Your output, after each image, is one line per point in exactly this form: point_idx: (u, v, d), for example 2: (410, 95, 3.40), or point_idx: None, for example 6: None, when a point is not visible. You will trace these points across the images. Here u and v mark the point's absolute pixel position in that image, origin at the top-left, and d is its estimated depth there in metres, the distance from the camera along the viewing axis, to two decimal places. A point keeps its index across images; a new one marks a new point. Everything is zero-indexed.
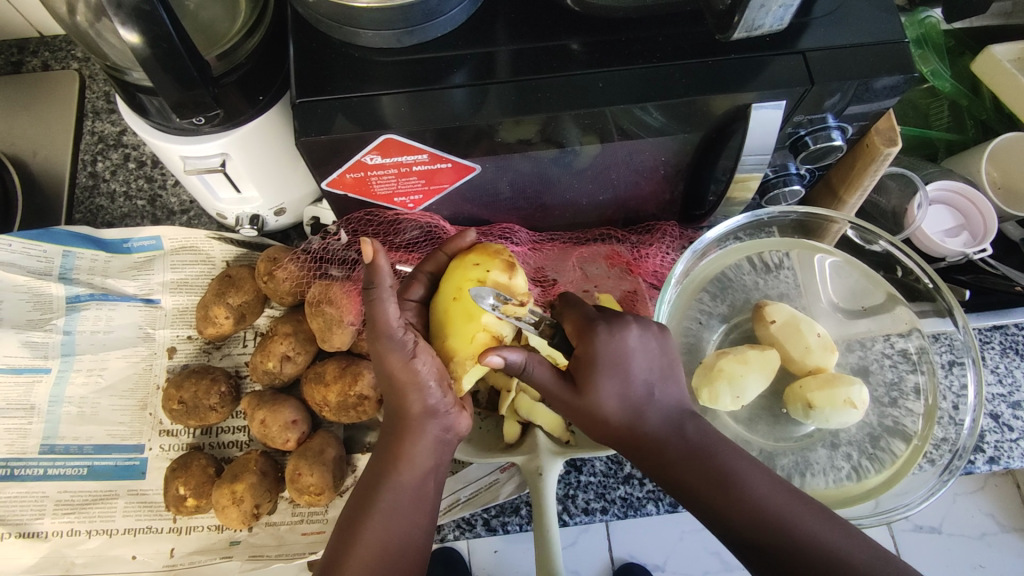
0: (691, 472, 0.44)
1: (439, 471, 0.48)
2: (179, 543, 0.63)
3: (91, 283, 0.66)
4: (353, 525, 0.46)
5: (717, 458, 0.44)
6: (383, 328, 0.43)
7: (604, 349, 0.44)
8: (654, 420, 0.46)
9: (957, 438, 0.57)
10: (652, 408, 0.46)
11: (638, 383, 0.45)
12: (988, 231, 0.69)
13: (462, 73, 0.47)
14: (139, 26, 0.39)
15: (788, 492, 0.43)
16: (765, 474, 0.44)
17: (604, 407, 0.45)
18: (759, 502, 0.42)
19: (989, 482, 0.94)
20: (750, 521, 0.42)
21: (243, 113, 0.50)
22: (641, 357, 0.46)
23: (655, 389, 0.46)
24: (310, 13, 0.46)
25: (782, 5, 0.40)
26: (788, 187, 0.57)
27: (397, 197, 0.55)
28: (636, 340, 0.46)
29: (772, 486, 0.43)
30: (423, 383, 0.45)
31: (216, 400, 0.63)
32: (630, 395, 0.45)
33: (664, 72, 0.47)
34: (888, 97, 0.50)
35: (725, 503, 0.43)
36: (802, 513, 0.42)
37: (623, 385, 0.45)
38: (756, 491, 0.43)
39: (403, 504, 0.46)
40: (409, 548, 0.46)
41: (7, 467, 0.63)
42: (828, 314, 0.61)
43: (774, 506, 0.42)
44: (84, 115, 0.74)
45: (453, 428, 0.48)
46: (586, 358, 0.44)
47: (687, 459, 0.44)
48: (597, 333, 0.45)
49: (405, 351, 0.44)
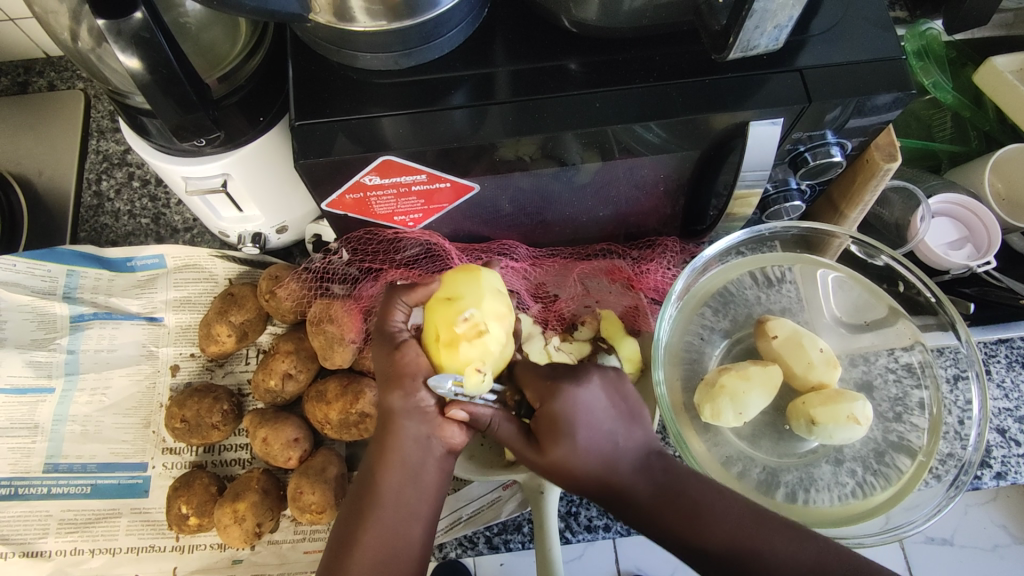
0: (664, 513, 0.43)
1: (430, 483, 0.46)
2: (182, 562, 0.62)
3: (96, 301, 0.67)
4: (348, 535, 0.45)
5: (688, 496, 0.43)
6: (387, 321, 0.48)
7: (564, 402, 0.44)
8: (625, 465, 0.44)
9: (963, 453, 0.57)
10: (619, 455, 0.45)
11: (606, 428, 0.45)
12: (992, 244, 0.68)
13: (461, 94, 0.47)
14: (139, 52, 0.40)
15: (762, 516, 0.43)
16: (739, 504, 0.44)
17: (574, 457, 0.44)
18: (734, 536, 0.42)
19: (1000, 493, 0.92)
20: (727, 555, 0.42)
21: (245, 133, 0.51)
22: (598, 406, 0.45)
23: (621, 430, 0.45)
24: (310, 37, 0.47)
25: (777, 26, 0.40)
26: (789, 202, 0.57)
27: (397, 216, 0.55)
28: (591, 393, 0.45)
29: (747, 516, 0.43)
30: (415, 374, 0.45)
31: (218, 418, 0.63)
32: (599, 444, 0.44)
33: (662, 91, 0.47)
34: (890, 110, 0.49)
35: (699, 541, 0.42)
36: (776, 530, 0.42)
37: (586, 437, 0.44)
38: (726, 515, 0.43)
39: (394, 515, 0.45)
40: (403, 556, 0.44)
41: (13, 486, 0.64)
42: (830, 329, 0.61)
43: (751, 538, 0.42)
44: (89, 134, 0.75)
45: (440, 433, 0.46)
46: (551, 412, 0.44)
47: (657, 497, 0.44)
48: (561, 390, 0.45)
49: (392, 340, 0.47)
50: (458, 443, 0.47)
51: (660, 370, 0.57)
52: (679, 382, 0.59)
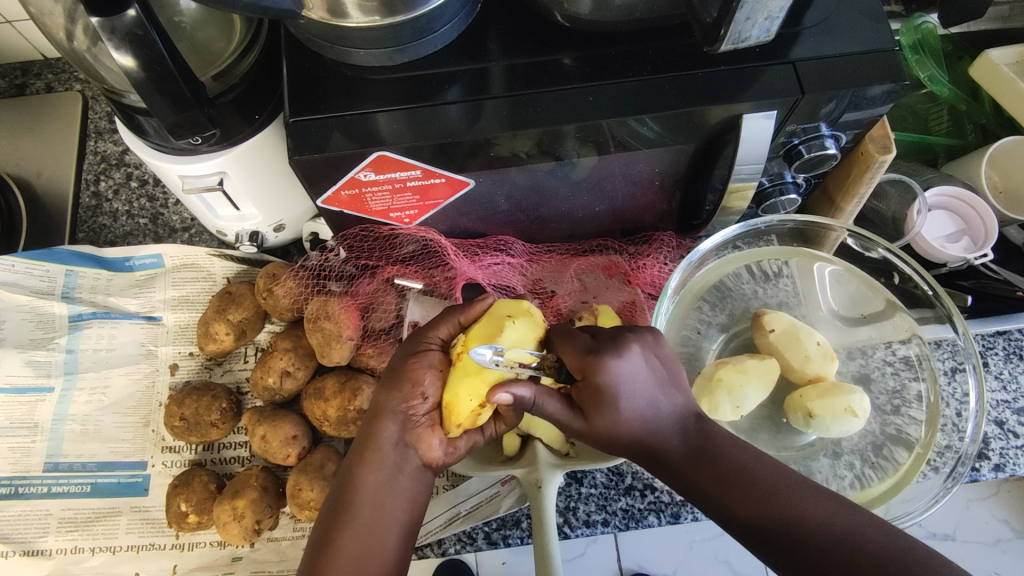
0: (700, 476, 0.44)
1: (406, 489, 0.47)
2: (181, 560, 0.63)
3: (94, 301, 0.67)
4: (326, 534, 0.46)
5: (724, 458, 0.44)
6: (426, 334, 0.49)
7: (607, 377, 0.43)
8: (663, 431, 0.45)
9: (960, 445, 0.57)
10: (661, 419, 0.45)
11: (645, 399, 0.45)
12: (990, 235, 0.68)
13: (456, 89, 0.47)
14: (133, 50, 0.40)
15: (798, 480, 0.43)
16: (774, 467, 0.43)
17: (616, 427, 0.45)
18: (769, 500, 0.42)
19: (1002, 488, 0.92)
20: (763, 515, 0.41)
21: (240, 131, 0.51)
22: (641, 374, 0.45)
23: (658, 398, 0.45)
24: (303, 34, 0.47)
25: (769, 17, 0.40)
26: (784, 196, 0.57)
27: (392, 213, 0.55)
28: (637, 362, 0.45)
29: (781, 478, 0.43)
30: (417, 380, 0.47)
31: (216, 416, 0.63)
32: (639, 415, 0.44)
33: (655, 85, 0.48)
34: (883, 103, 0.50)
35: (733, 502, 0.42)
36: (814, 496, 0.42)
37: (631, 404, 0.44)
38: (764, 474, 0.43)
39: (370, 515, 0.46)
40: (375, 560, 0.45)
41: (12, 485, 0.64)
42: (828, 322, 0.61)
43: (783, 498, 0.42)
44: (87, 135, 0.75)
45: (419, 442, 0.47)
46: (593, 386, 0.44)
47: (693, 461, 0.44)
48: (603, 362, 0.43)
49: (413, 349, 0.49)
50: (435, 457, 0.47)
51: None
52: None
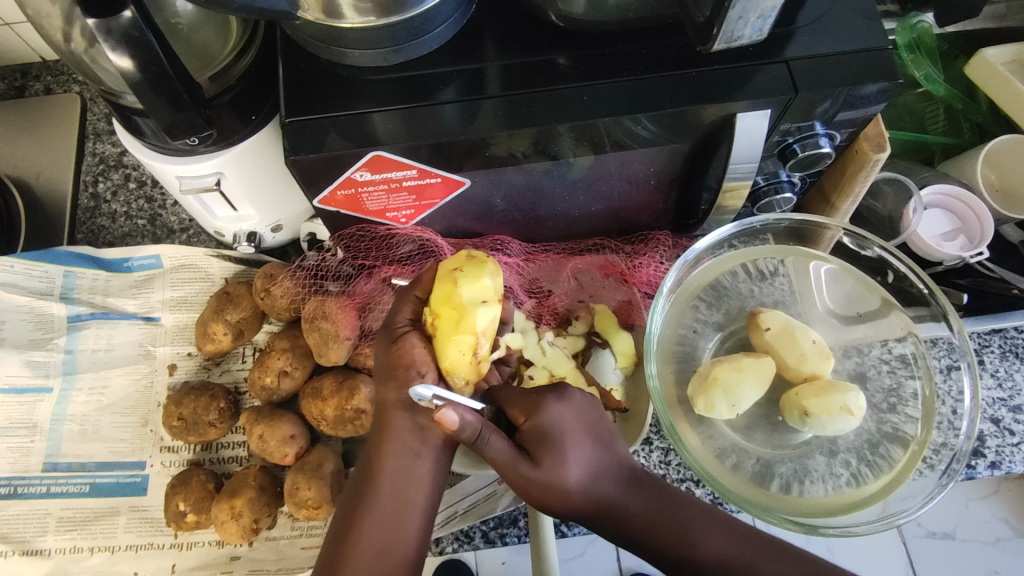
0: (653, 531, 0.45)
1: (425, 475, 0.47)
2: (180, 559, 0.63)
3: (93, 302, 0.67)
4: (348, 522, 0.46)
5: (671, 516, 0.45)
6: (392, 317, 0.50)
7: (552, 421, 0.46)
8: (609, 487, 0.46)
9: (956, 443, 0.57)
10: (604, 478, 0.46)
11: (588, 454, 0.46)
12: (985, 234, 0.68)
13: (451, 89, 0.48)
14: (129, 51, 0.40)
15: (742, 531, 0.45)
16: (719, 519, 0.46)
17: (566, 477, 0.45)
18: (722, 556, 0.44)
19: (1001, 486, 0.92)
20: (721, 571, 0.44)
21: (237, 132, 0.51)
22: (577, 423, 0.47)
23: (599, 454, 0.47)
24: (300, 35, 0.47)
25: (762, 16, 0.40)
26: (779, 195, 0.57)
27: (389, 213, 0.55)
28: (571, 411, 0.47)
29: (730, 529, 0.45)
30: (411, 364, 0.47)
31: (215, 415, 0.63)
32: (583, 471, 0.45)
33: (650, 84, 0.48)
34: (878, 102, 0.50)
35: (689, 561, 0.44)
36: (763, 550, 0.44)
37: (575, 455, 0.45)
38: (710, 533, 0.45)
39: (390, 503, 0.46)
40: (398, 546, 0.45)
41: (12, 485, 0.64)
42: (824, 320, 0.61)
43: (736, 559, 0.44)
44: (86, 136, 0.76)
45: (433, 425, 0.47)
46: (538, 428, 0.46)
47: (644, 518, 0.45)
48: (544, 405, 0.46)
49: (390, 335, 0.49)
50: (452, 434, 0.48)
51: (653, 364, 0.57)
52: (673, 375, 0.59)
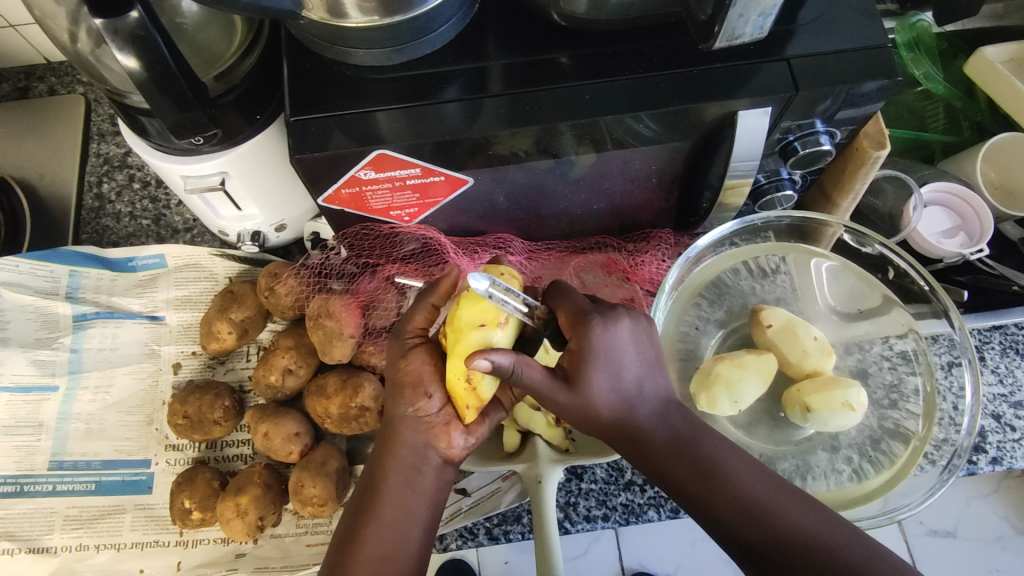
0: (674, 464, 0.45)
1: (428, 487, 0.48)
2: (185, 557, 0.63)
3: (98, 301, 0.68)
4: (352, 532, 0.47)
5: (701, 448, 0.45)
6: (405, 326, 0.49)
7: (597, 342, 0.44)
8: (643, 411, 0.46)
9: (958, 438, 0.57)
10: (642, 401, 0.46)
11: (630, 378, 0.45)
12: (985, 231, 0.69)
13: (454, 88, 0.48)
14: (136, 50, 0.40)
15: (772, 477, 0.44)
16: (750, 463, 0.45)
17: (598, 399, 0.45)
18: (742, 494, 0.43)
19: (1003, 484, 0.92)
20: (733, 509, 0.43)
21: (242, 132, 0.52)
22: (627, 346, 0.45)
23: (644, 376, 0.46)
24: (304, 35, 0.47)
25: (762, 14, 0.41)
26: (781, 192, 0.58)
27: (392, 211, 0.56)
28: (626, 334, 0.45)
29: (755, 475, 0.44)
30: (417, 382, 0.47)
31: (219, 414, 0.63)
32: (623, 390, 0.45)
33: (652, 83, 0.48)
34: (877, 100, 0.50)
35: (705, 493, 0.44)
36: (787, 498, 0.43)
37: (613, 379, 0.45)
38: (738, 471, 0.44)
39: (392, 515, 0.47)
40: (399, 557, 0.46)
41: (18, 483, 0.64)
42: (825, 317, 0.62)
43: (756, 501, 0.43)
44: (90, 137, 0.76)
45: (436, 442, 0.47)
46: (578, 350, 0.44)
47: (670, 446, 0.45)
48: (592, 325, 0.44)
49: (400, 348, 0.49)
50: (454, 453, 0.48)
51: None
52: (675, 372, 0.60)
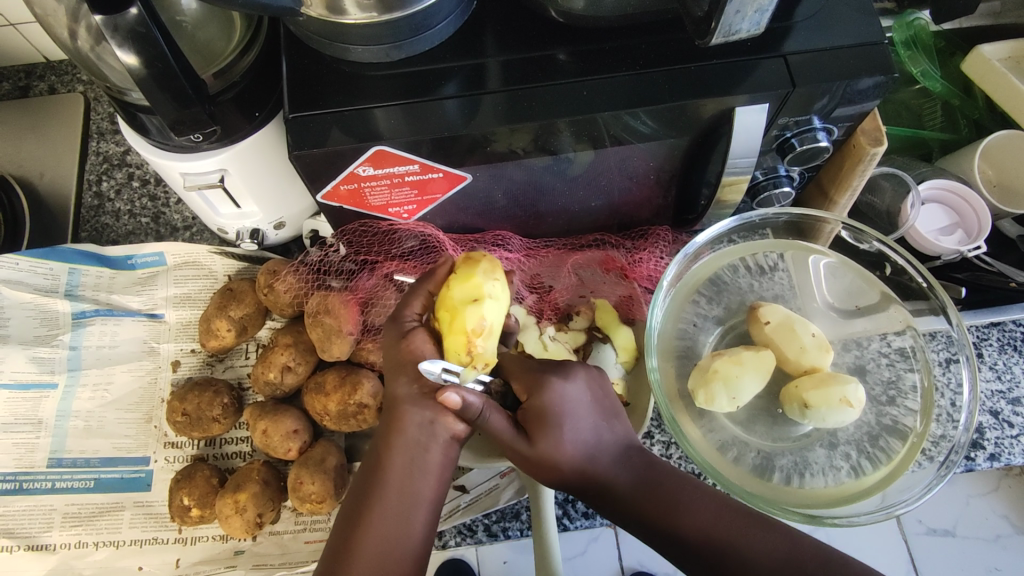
0: (640, 507, 0.46)
1: (433, 466, 0.47)
2: (185, 554, 0.63)
3: (97, 299, 0.68)
4: (354, 519, 0.46)
5: (663, 488, 0.47)
6: (402, 312, 0.50)
7: (552, 397, 0.47)
8: (604, 459, 0.48)
9: (955, 435, 0.57)
10: (602, 450, 0.48)
11: (587, 428, 0.48)
12: (983, 228, 0.69)
13: (452, 84, 0.48)
14: (135, 47, 0.40)
15: (730, 507, 0.46)
16: (708, 496, 0.46)
17: (559, 453, 0.46)
18: (706, 528, 0.44)
19: (1001, 482, 0.92)
20: (701, 543, 0.44)
21: (240, 129, 0.52)
22: (581, 398, 0.48)
23: (599, 427, 0.48)
24: (303, 32, 0.48)
25: (758, 10, 0.41)
26: (779, 189, 0.58)
27: (391, 208, 0.56)
28: (579, 386, 0.48)
29: (715, 506, 0.46)
30: (419, 362, 0.48)
31: (218, 411, 0.64)
32: (581, 442, 0.47)
33: (649, 79, 0.48)
34: (873, 97, 0.50)
35: (673, 530, 0.45)
36: (752, 528, 0.44)
37: (572, 431, 0.47)
38: (699, 508, 0.45)
39: (398, 496, 0.47)
40: (404, 540, 0.46)
41: (17, 481, 0.64)
42: (823, 314, 0.62)
43: (722, 534, 0.44)
44: (89, 135, 0.76)
45: (443, 419, 0.47)
46: (537, 406, 0.47)
47: (634, 490, 0.47)
48: (548, 382, 0.47)
49: (402, 329, 0.49)
50: (460, 430, 0.48)
51: (654, 359, 0.58)
52: (673, 369, 0.60)
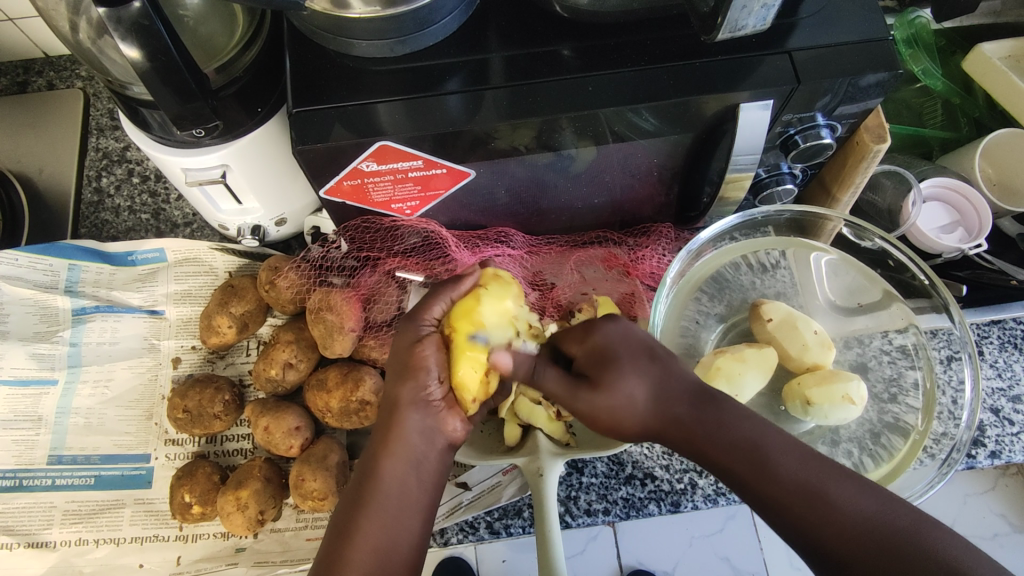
0: (721, 451, 0.41)
1: (430, 473, 0.47)
2: (185, 551, 0.63)
3: (97, 295, 0.67)
4: (347, 525, 0.45)
5: (746, 430, 0.42)
6: (422, 315, 0.49)
7: (610, 339, 0.45)
8: (677, 399, 0.43)
9: (957, 432, 0.57)
10: (674, 388, 0.44)
11: (657, 366, 0.44)
12: (983, 226, 0.69)
13: (456, 80, 0.48)
14: (139, 40, 0.40)
15: (816, 456, 0.41)
16: (796, 445, 0.42)
17: (628, 392, 0.43)
18: (800, 477, 0.40)
19: (999, 482, 0.92)
20: (795, 492, 0.39)
21: (242, 125, 0.51)
22: (645, 342, 0.45)
23: (670, 366, 0.45)
24: (306, 26, 0.47)
25: (764, 6, 0.41)
26: (781, 186, 0.58)
27: (394, 204, 0.56)
28: (637, 332, 0.46)
29: (806, 456, 0.41)
30: (428, 367, 0.46)
31: (220, 408, 0.63)
32: (650, 379, 0.44)
33: (653, 75, 0.48)
34: (876, 95, 0.51)
35: (760, 478, 0.40)
36: (843, 478, 0.40)
37: (641, 370, 0.43)
38: (785, 454, 0.41)
39: (394, 503, 0.45)
40: (400, 548, 0.45)
41: (16, 478, 0.64)
42: (825, 311, 0.62)
43: (814, 483, 0.39)
44: (88, 132, 0.76)
45: (442, 424, 0.47)
46: (598, 350, 0.45)
47: (715, 432, 0.42)
48: (598, 326, 0.46)
49: (418, 333, 0.48)
50: (457, 435, 0.48)
51: None
52: None
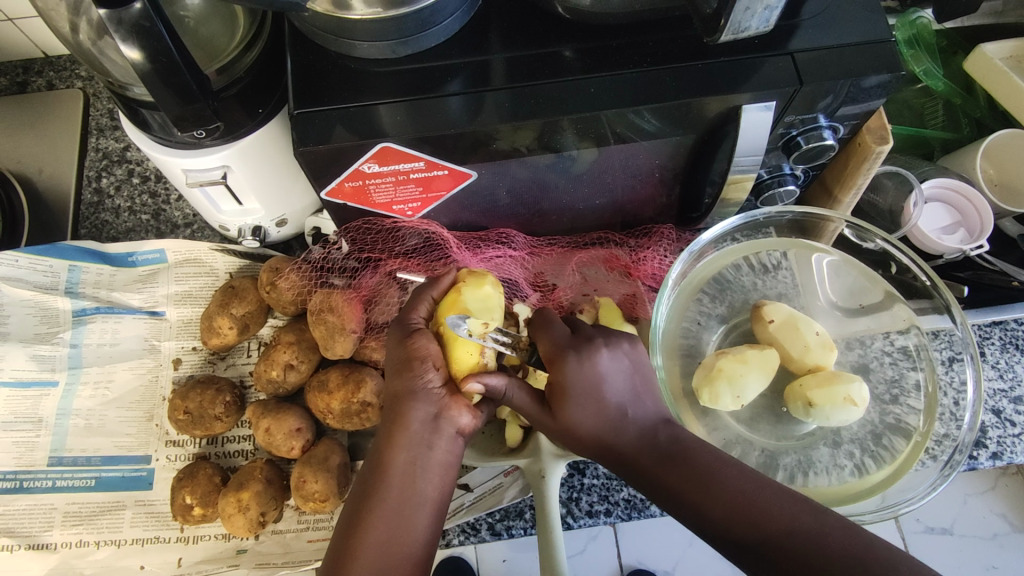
0: (665, 477, 0.44)
1: (438, 464, 0.46)
2: (187, 553, 0.63)
3: (97, 296, 0.67)
4: (354, 518, 0.45)
5: (695, 458, 0.44)
6: (409, 314, 0.50)
7: (573, 376, 0.46)
8: (630, 431, 0.46)
9: (959, 433, 0.57)
10: (628, 422, 0.46)
11: (613, 400, 0.46)
12: (985, 227, 0.69)
13: (458, 81, 0.48)
14: (140, 42, 0.40)
15: (766, 482, 0.42)
16: (747, 472, 0.43)
17: (579, 425, 0.46)
18: (738, 499, 0.41)
19: (1000, 482, 0.92)
20: (732, 515, 0.41)
21: (243, 126, 0.51)
22: (608, 375, 0.47)
23: (627, 403, 0.47)
24: (307, 27, 0.47)
25: (767, 7, 0.41)
26: (783, 187, 0.58)
27: (395, 205, 0.56)
28: (605, 361, 0.47)
29: (753, 482, 0.42)
30: (425, 357, 0.46)
31: (221, 410, 0.63)
32: (604, 414, 0.46)
33: (655, 76, 0.48)
34: (878, 96, 0.50)
35: (698, 500, 0.42)
36: (787, 500, 0.41)
37: (593, 406, 0.46)
38: (730, 477, 0.42)
39: (400, 494, 0.45)
40: (407, 540, 0.44)
41: (17, 479, 0.64)
42: (827, 312, 0.62)
43: (752, 505, 0.41)
44: (88, 132, 0.76)
45: (448, 413, 0.46)
46: (558, 386, 0.46)
47: (659, 463, 0.44)
48: (568, 362, 0.46)
49: (407, 329, 0.49)
50: (466, 424, 0.47)
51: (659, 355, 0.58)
52: (678, 368, 0.60)
